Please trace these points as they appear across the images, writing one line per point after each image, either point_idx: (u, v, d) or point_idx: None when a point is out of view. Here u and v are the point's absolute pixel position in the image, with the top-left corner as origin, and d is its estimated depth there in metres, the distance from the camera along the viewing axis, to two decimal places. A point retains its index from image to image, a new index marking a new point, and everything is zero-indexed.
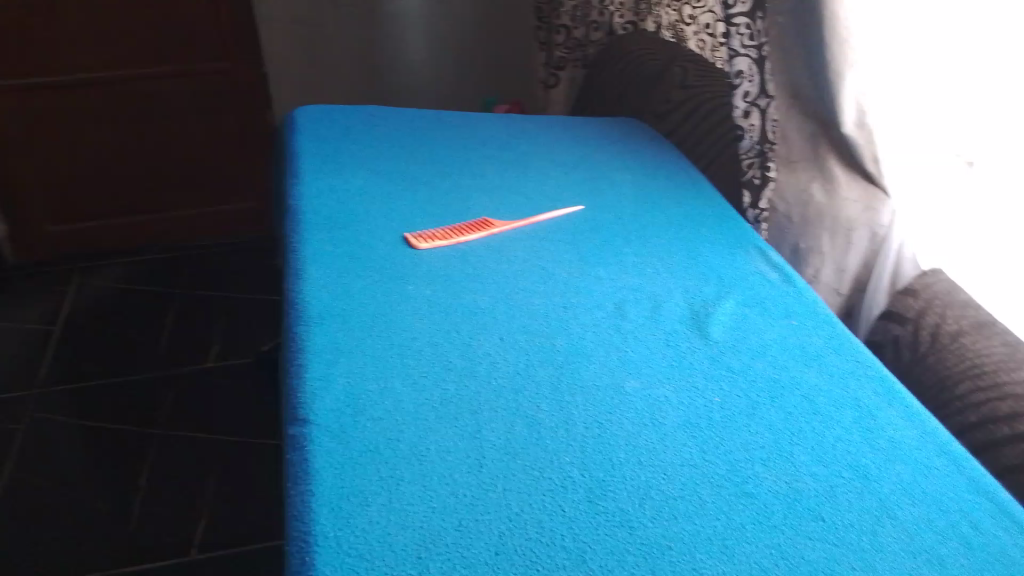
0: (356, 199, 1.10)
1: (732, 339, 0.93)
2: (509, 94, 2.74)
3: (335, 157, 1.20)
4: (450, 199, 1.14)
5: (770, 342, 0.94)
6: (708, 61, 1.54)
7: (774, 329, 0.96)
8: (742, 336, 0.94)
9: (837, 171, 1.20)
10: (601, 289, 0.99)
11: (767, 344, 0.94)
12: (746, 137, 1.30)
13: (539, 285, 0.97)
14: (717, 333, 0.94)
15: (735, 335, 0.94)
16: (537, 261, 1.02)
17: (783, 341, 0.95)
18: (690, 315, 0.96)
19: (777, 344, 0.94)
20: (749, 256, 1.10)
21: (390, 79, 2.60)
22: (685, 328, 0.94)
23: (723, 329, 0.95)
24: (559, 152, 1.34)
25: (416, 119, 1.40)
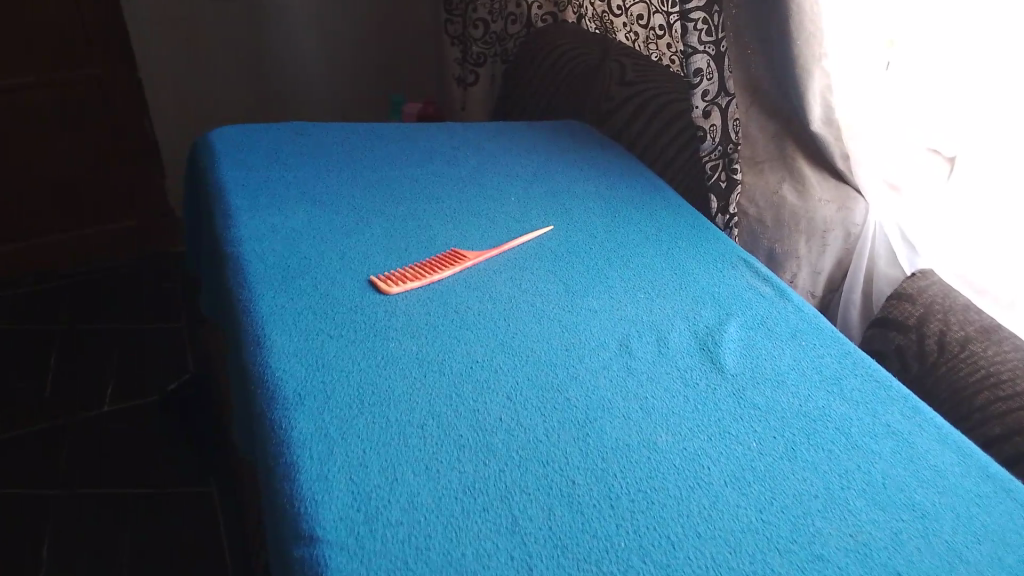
0: (305, 240, 0.95)
1: (746, 370, 0.86)
2: (413, 92, 2.60)
3: (268, 191, 1.05)
4: (408, 230, 1.01)
5: (785, 370, 0.87)
6: (642, 55, 1.47)
7: (786, 354, 0.90)
8: (758, 365, 0.87)
9: (806, 170, 1.17)
10: (598, 325, 0.89)
11: (784, 374, 0.87)
12: (707, 140, 1.21)
13: (532, 327, 0.87)
14: (731, 365, 0.86)
15: (750, 365, 0.87)
16: (523, 297, 0.92)
17: (799, 368, 0.88)
18: (698, 346, 0.88)
19: (793, 371, 0.87)
20: (737, 269, 1.03)
21: (280, 81, 2.42)
22: (698, 362, 0.86)
23: (736, 359, 0.87)
24: (511, 164, 1.23)
25: (347, 132, 1.25)
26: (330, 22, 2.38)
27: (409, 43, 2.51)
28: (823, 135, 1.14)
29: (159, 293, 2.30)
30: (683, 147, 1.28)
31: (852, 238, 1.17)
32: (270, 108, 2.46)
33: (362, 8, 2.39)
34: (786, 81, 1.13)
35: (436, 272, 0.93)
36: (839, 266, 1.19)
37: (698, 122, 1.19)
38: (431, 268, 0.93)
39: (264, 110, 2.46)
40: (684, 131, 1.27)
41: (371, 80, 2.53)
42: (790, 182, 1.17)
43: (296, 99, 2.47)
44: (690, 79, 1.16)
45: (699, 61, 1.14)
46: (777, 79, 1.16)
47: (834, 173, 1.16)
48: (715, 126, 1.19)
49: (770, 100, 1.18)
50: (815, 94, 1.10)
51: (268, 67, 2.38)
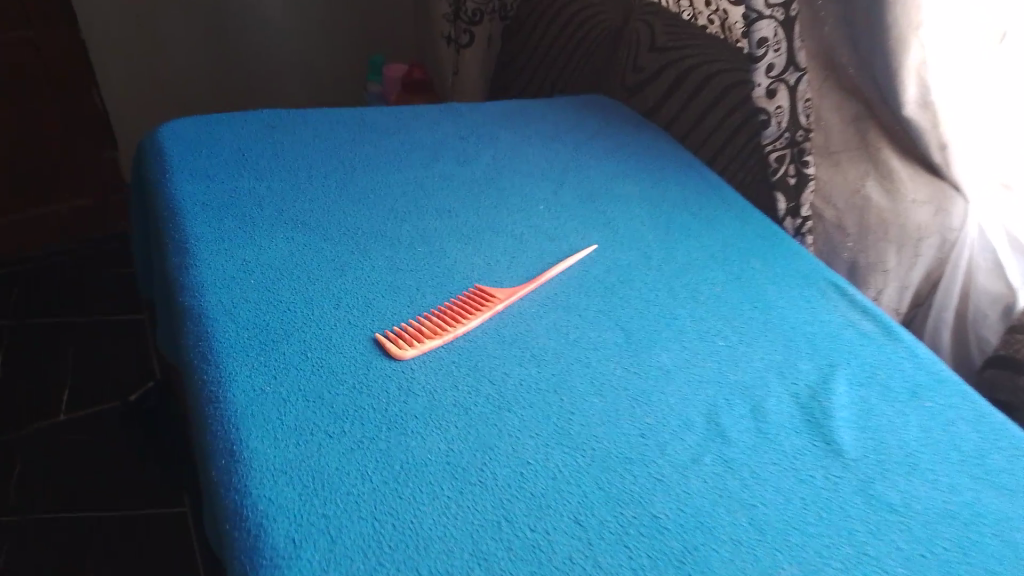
0: (285, 283, 0.73)
1: (871, 453, 0.66)
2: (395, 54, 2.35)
3: (235, 210, 0.82)
4: (415, 262, 0.79)
5: (918, 447, 0.67)
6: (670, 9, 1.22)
7: (913, 421, 0.70)
8: (883, 443, 0.67)
9: (894, 163, 0.96)
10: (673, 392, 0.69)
11: (917, 452, 0.67)
12: (771, 125, 0.99)
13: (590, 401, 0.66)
14: (852, 447, 0.66)
15: (873, 443, 0.67)
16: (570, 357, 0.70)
17: (933, 440, 0.68)
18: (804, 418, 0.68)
19: (928, 447, 0.67)
20: (829, 298, 0.83)
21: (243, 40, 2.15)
22: (809, 444, 0.66)
23: (854, 434, 0.68)
24: (533, 160, 1.00)
25: (331, 121, 1.02)
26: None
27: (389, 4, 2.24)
28: (917, 119, 0.92)
29: (113, 281, 2.04)
30: (739, 132, 1.06)
31: (946, 245, 0.95)
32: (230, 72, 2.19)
33: None
34: (872, 54, 0.92)
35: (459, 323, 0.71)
36: (930, 279, 0.99)
37: (760, 103, 0.99)
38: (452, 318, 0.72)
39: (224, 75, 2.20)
40: (739, 113, 1.05)
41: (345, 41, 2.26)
42: (875, 177, 0.96)
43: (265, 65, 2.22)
44: (751, 51, 0.95)
45: (764, 27, 0.92)
46: (857, 51, 0.94)
47: (926, 167, 0.95)
48: (781, 108, 0.98)
49: (845, 74, 0.98)
50: (909, 70, 0.89)
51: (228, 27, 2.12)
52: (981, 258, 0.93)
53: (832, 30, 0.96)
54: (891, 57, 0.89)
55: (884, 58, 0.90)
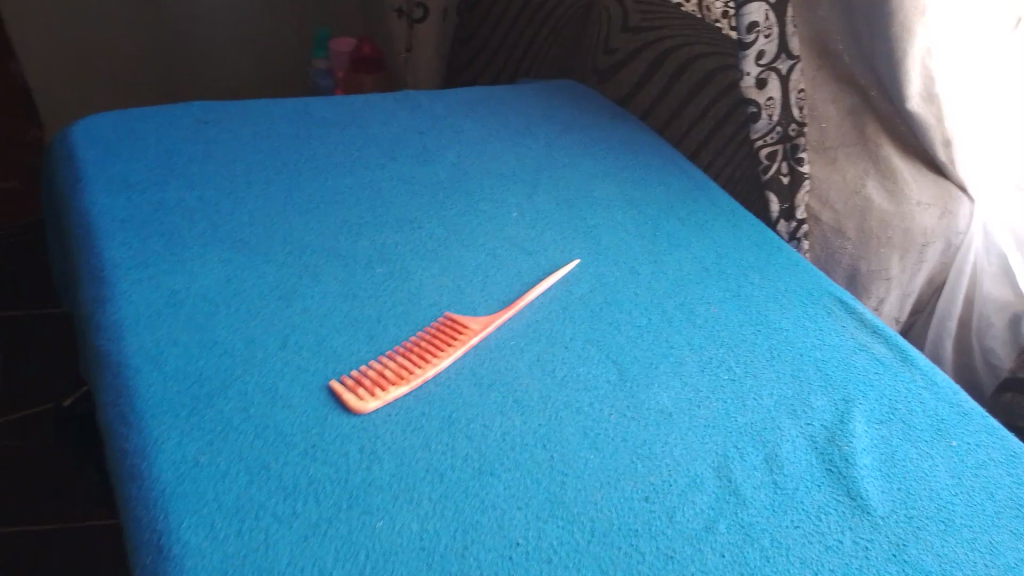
0: (220, 320, 0.62)
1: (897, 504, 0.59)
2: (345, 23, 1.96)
3: (160, 226, 0.70)
4: (374, 288, 0.68)
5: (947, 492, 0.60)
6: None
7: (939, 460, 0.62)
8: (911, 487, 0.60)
9: (896, 160, 0.88)
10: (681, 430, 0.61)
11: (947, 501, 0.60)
12: (762, 118, 0.89)
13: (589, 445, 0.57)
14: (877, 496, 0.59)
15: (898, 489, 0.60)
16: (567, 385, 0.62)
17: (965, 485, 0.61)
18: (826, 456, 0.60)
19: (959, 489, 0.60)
20: (837, 318, 0.75)
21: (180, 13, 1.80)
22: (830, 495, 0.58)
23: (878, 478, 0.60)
24: (503, 159, 0.90)
25: (271, 113, 0.89)
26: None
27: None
28: (920, 115, 0.84)
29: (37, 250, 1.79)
30: (724, 123, 0.97)
31: (951, 250, 0.89)
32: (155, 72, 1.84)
33: None
34: (873, 42, 0.84)
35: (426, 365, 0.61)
36: (929, 284, 0.93)
37: (749, 94, 0.89)
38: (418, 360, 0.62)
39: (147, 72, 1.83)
40: (726, 103, 0.96)
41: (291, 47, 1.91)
42: (876, 177, 0.88)
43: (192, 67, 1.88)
44: (740, 36, 0.86)
45: (755, 11, 0.84)
46: (855, 37, 0.86)
47: (932, 165, 0.88)
48: (772, 99, 0.88)
49: (842, 62, 0.89)
50: (912, 59, 0.81)
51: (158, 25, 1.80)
52: (987, 261, 0.85)
53: (827, 12, 0.87)
54: (895, 45, 0.81)
55: (886, 46, 0.82)
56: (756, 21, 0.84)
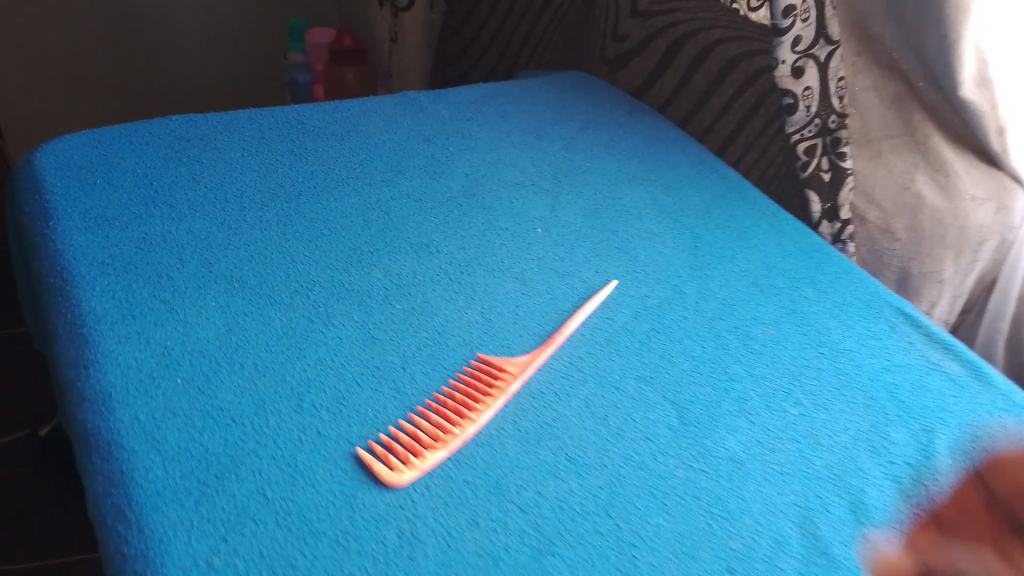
0: (225, 381, 0.54)
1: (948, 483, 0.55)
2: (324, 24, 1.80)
3: (146, 268, 0.61)
4: (395, 330, 0.60)
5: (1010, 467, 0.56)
6: None
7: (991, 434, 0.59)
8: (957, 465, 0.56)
9: (947, 152, 0.80)
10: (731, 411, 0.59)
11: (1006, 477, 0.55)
12: (799, 110, 0.82)
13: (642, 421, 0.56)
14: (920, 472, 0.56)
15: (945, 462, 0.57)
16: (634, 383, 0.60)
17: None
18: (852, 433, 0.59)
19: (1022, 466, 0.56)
20: (902, 334, 0.68)
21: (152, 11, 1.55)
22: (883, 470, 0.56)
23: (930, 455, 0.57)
24: (520, 167, 0.81)
25: (261, 124, 0.80)
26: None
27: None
28: (973, 101, 0.76)
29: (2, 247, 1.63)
30: (753, 116, 0.89)
31: (1005, 247, 0.82)
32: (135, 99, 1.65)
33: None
34: (919, 23, 0.77)
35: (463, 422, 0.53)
36: (981, 283, 0.86)
37: (783, 85, 0.82)
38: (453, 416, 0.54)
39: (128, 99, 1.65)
40: (753, 93, 0.88)
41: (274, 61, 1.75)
42: (923, 170, 0.81)
43: (177, 91, 1.68)
44: (774, 21, 0.80)
45: None
46: (898, 19, 0.79)
47: (982, 155, 0.81)
48: (810, 89, 0.81)
49: (882, 47, 0.83)
50: (965, 42, 0.74)
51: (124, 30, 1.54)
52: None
53: None
54: (947, 27, 0.74)
55: (936, 27, 0.75)
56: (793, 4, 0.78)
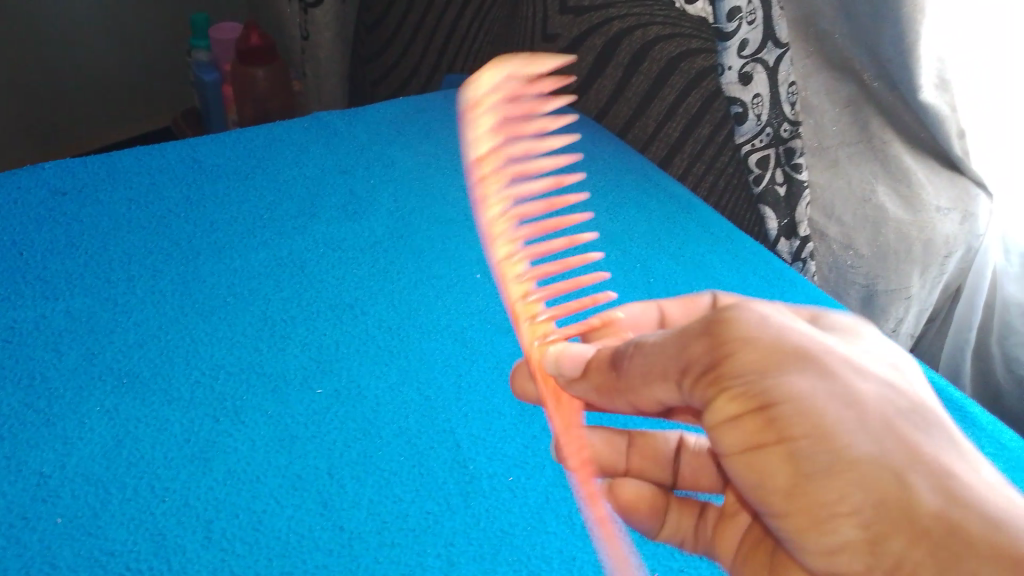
0: (113, 515, 0.46)
1: (782, 394, 0.31)
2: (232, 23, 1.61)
3: (16, 370, 0.53)
4: (316, 423, 0.52)
5: (809, 400, 0.31)
6: None
7: (843, 365, 0.32)
8: (899, 373, 0.33)
9: (909, 159, 0.74)
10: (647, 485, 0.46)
11: (844, 402, 0.30)
12: (749, 119, 0.73)
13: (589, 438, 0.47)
14: (842, 351, 0.33)
15: (860, 374, 0.32)
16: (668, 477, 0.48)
17: (829, 390, 0.31)
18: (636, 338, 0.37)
19: (825, 402, 0.30)
20: None
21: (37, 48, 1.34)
22: (795, 321, 0.34)
23: (889, 350, 0.36)
24: (452, 199, 0.73)
25: (150, 166, 0.70)
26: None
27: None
28: (931, 105, 0.68)
29: None
30: (700, 121, 0.82)
31: (969, 255, 0.78)
32: (35, 155, 1.44)
33: None
34: (866, 28, 0.69)
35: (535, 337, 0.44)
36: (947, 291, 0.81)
37: (729, 92, 0.72)
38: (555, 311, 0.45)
39: (29, 158, 1.43)
40: (698, 98, 0.81)
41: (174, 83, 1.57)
42: (884, 179, 0.76)
43: (77, 135, 1.48)
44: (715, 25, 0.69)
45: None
46: (851, 17, 0.70)
47: (942, 159, 0.74)
48: (759, 96, 0.73)
49: (833, 45, 0.74)
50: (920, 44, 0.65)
51: (12, 72, 1.33)
52: (1007, 265, 0.73)
53: None
54: (901, 27, 0.64)
55: (889, 37, 0.66)
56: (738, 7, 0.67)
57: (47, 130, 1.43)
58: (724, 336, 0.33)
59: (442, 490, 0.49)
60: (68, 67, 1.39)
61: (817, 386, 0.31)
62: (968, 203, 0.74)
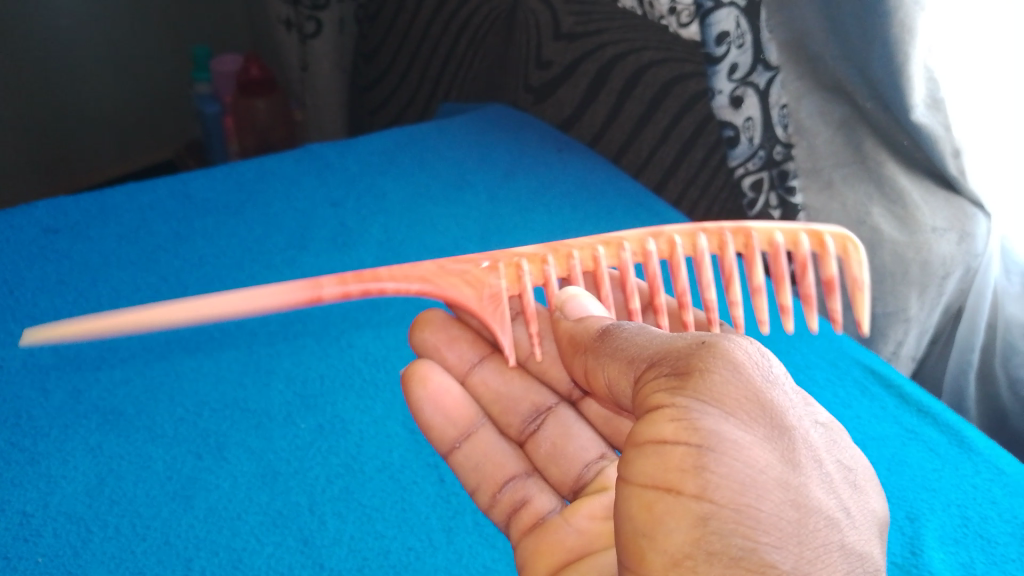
0: (94, 554, 0.45)
1: (719, 444, 0.33)
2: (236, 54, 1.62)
3: (2, 410, 0.53)
4: (299, 458, 0.51)
5: (744, 472, 0.32)
6: None
7: (809, 465, 0.34)
8: (855, 497, 0.36)
9: (903, 180, 0.70)
10: (490, 426, 0.51)
11: (784, 495, 0.33)
12: (741, 142, 0.73)
13: (466, 371, 0.52)
14: (816, 447, 0.36)
15: (821, 483, 0.34)
16: (541, 451, 0.50)
17: (780, 479, 0.33)
18: (639, 329, 0.40)
19: (770, 489, 0.32)
20: (873, 397, 0.62)
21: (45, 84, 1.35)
22: (795, 398, 0.36)
23: (857, 461, 0.39)
24: (443, 229, 0.72)
25: (141, 203, 0.71)
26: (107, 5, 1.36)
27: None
28: (924, 126, 0.63)
29: None
30: (692, 145, 0.82)
31: (969, 276, 0.73)
32: (42, 189, 1.45)
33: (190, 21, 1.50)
34: (853, 48, 0.65)
35: (627, 247, 0.50)
36: (950, 313, 0.79)
37: (722, 116, 0.72)
38: (670, 252, 0.50)
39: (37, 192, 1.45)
40: (689, 123, 0.80)
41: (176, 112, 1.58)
42: (879, 201, 0.71)
43: (84, 167, 1.49)
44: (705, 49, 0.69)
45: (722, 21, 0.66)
46: (840, 35, 0.65)
47: (940, 179, 0.70)
48: (751, 120, 0.72)
49: (825, 66, 0.68)
50: (913, 64, 0.60)
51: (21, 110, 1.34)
52: (1007, 284, 0.68)
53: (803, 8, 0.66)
54: (890, 49, 0.59)
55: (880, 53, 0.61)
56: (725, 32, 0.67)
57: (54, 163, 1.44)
58: (699, 360, 0.35)
59: (424, 525, 0.48)
60: (74, 101, 1.41)
61: (770, 469, 0.33)
62: (968, 227, 0.68)
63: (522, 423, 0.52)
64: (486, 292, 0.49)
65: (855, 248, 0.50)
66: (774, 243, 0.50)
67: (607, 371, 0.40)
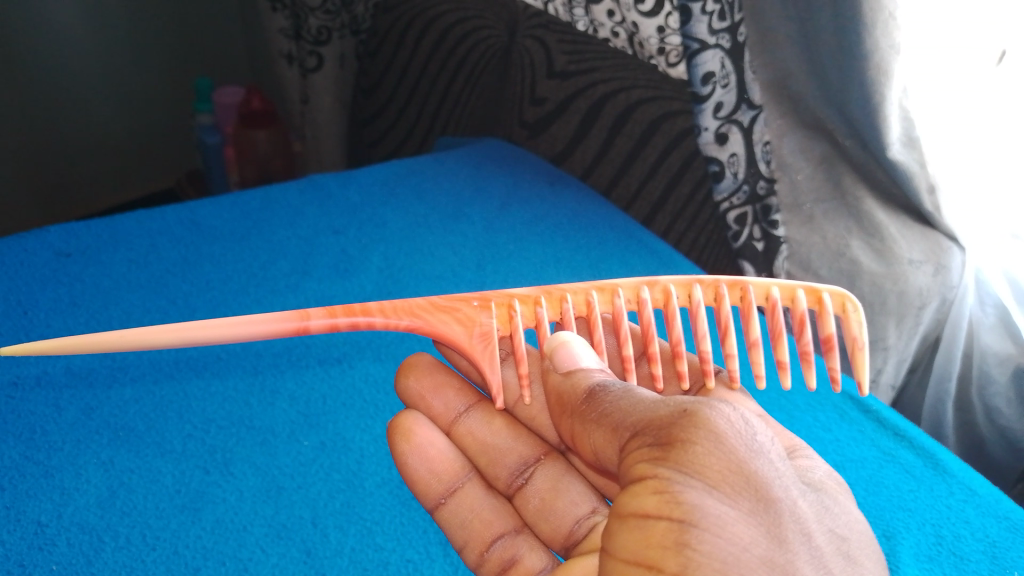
0: (107, 562, 0.47)
1: (702, 519, 0.34)
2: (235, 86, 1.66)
3: (20, 425, 0.55)
4: (302, 474, 0.53)
5: (726, 550, 0.34)
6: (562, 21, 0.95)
7: (797, 539, 0.36)
8: (847, 570, 0.38)
9: (881, 215, 0.72)
10: (477, 481, 0.52)
11: (768, 572, 0.34)
12: (726, 177, 0.75)
13: (452, 420, 0.54)
14: (805, 519, 0.37)
15: (811, 560, 0.36)
16: (531, 506, 0.51)
17: (764, 556, 0.35)
18: (624, 392, 0.42)
19: (753, 567, 0.34)
20: (854, 425, 0.64)
21: (51, 116, 1.38)
22: (783, 466, 0.37)
23: (854, 531, 0.40)
24: (438, 261, 0.75)
25: (150, 230, 0.74)
26: (112, 39, 1.40)
27: (219, 22, 1.54)
28: (901, 163, 0.65)
29: None
30: (681, 178, 0.85)
31: (945, 306, 0.75)
32: (43, 215, 1.48)
33: (192, 54, 1.54)
34: (833, 93, 0.67)
35: (621, 294, 0.53)
36: (928, 344, 0.81)
37: (707, 151, 0.74)
38: (664, 300, 0.53)
39: (38, 219, 1.47)
40: (677, 157, 0.84)
41: (177, 141, 1.62)
42: (861, 235, 0.74)
43: (85, 194, 1.52)
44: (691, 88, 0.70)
45: (708, 63, 0.68)
46: (823, 79, 0.67)
47: (914, 213, 0.72)
48: (735, 156, 0.73)
49: (806, 106, 0.71)
50: (891, 104, 0.61)
51: (29, 139, 1.37)
52: (982, 314, 0.71)
53: (784, 52, 0.69)
54: (868, 89, 0.61)
55: (859, 94, 0.62)
56: (712, 73, 0.68)
57: (57, 189, 1.47)
58: (681, 432, 0.37)
59: (422, 539, 0.50)
60: (79, 130, 1.44)
61: (755, 546, 0.35)
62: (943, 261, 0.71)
63: (509, 476, 0.53)
64: (476, 330, 0.52)
65: (852, 308, 0.51)
66: (770, 300, 0.53)
67: (591, 439, 0.42)
